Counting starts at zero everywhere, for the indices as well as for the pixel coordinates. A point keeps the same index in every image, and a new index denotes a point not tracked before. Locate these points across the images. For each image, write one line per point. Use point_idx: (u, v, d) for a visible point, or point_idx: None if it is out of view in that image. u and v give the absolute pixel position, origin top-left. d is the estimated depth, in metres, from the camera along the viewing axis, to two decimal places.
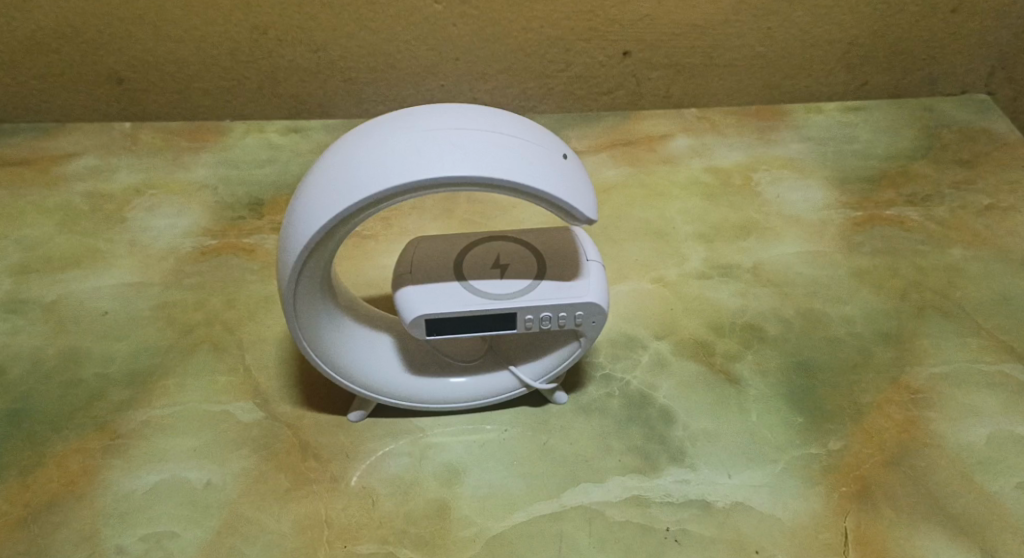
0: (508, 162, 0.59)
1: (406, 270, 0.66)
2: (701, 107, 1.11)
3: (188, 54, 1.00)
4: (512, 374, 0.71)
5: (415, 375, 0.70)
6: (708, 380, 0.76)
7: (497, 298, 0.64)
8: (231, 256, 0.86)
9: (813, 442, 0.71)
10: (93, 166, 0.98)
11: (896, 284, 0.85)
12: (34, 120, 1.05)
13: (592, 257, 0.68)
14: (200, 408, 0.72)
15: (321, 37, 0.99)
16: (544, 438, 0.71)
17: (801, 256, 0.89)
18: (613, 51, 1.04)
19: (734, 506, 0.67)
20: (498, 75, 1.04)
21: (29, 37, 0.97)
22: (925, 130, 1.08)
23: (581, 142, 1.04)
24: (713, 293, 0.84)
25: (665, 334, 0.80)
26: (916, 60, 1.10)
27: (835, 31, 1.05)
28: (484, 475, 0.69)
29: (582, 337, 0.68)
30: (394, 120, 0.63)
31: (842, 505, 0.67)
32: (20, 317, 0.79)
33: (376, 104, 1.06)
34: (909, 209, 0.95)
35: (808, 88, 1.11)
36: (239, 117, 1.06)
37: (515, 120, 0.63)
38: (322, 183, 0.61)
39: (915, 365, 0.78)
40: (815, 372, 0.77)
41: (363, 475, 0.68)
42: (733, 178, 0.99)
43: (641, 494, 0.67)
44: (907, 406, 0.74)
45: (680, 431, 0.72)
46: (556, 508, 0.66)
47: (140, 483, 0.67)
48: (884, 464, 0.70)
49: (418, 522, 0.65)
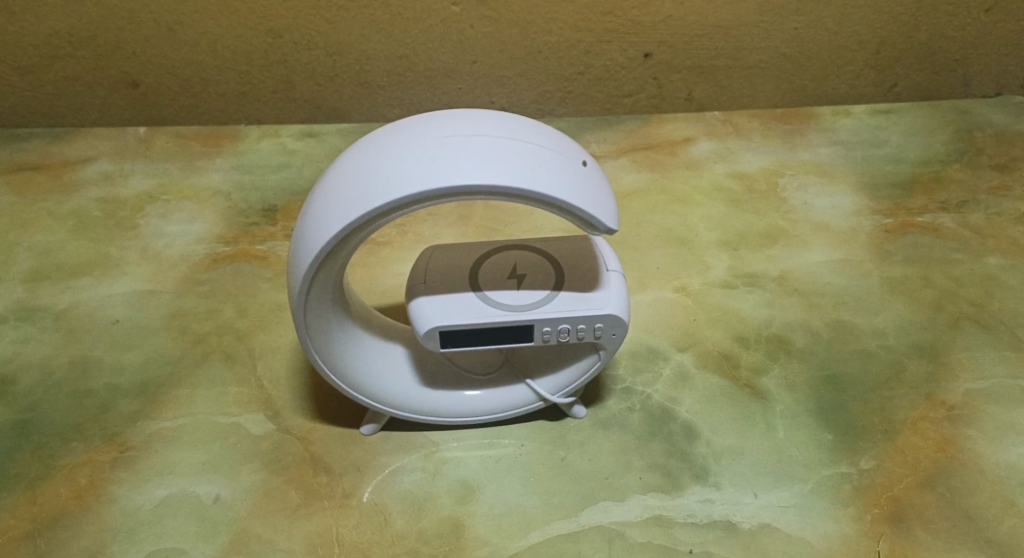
0: (526, 171, 0.57)
1: (419, 280, 0.64)
2: (725, 109, 1.08)
3: (203, 57, 0.98)
4: (528, 388, 0.68)
5: (428, 389, 0.68)
6: (732, 394, 0.73)
7: (513, 310, 0.62)
8: (245, 263, 0.85)
9: (843, 461, 0.68)
10: (107, 171, 0.97)
11: (930, 295, 0.82)
12: (49, 124, 1.04)
13: (612, 266, 0.66)
14: (210, 420, 0.70)
15: (337, 41, 0.97)
16: (562, 453, 0.69)
17: (830, 264, 0.85)
18: (635, 52, 1.01)
19: (761, 528, 0.64)
20: (516, 78, 1.02)
21: (44, 42, 0.96)
22: (959, 133, 1.04)
23: (601, 146, 1.02)
24: (738, 303, 0.81)
25: (687, 346, 0.77)
26: (949, 61, 1.07)
27: (864, 32, 1.02)
28: (500, 492, 0.66)
29: (602, 350, 0.66)
30: (407, 126, 0.60)
31: (874, 528, 0.64)
32: (31, 326, 0.78)
33: (392, 109, 1.05)
34: (943, 216, 0.91)
35: (835, 89, 1.08)
36: (254, 122, 1.05)
37: (533, 126, 0.61)
38: (333, 192, 0.59)
39: (950, 380, 0.74)
40: (844, 387, 0.74)
41: (376, 490, 0.66)
42: (758, 184, 0.96)
43: (662, 514, 0.65)
44: (942, 423, 0.71)
45: (703, 448, 0.69)
46: (575, 527, 0.64)
47: (149, 497, 0.65)
48: (919, 485, 0.66)
49: (432, 541, 0.63)
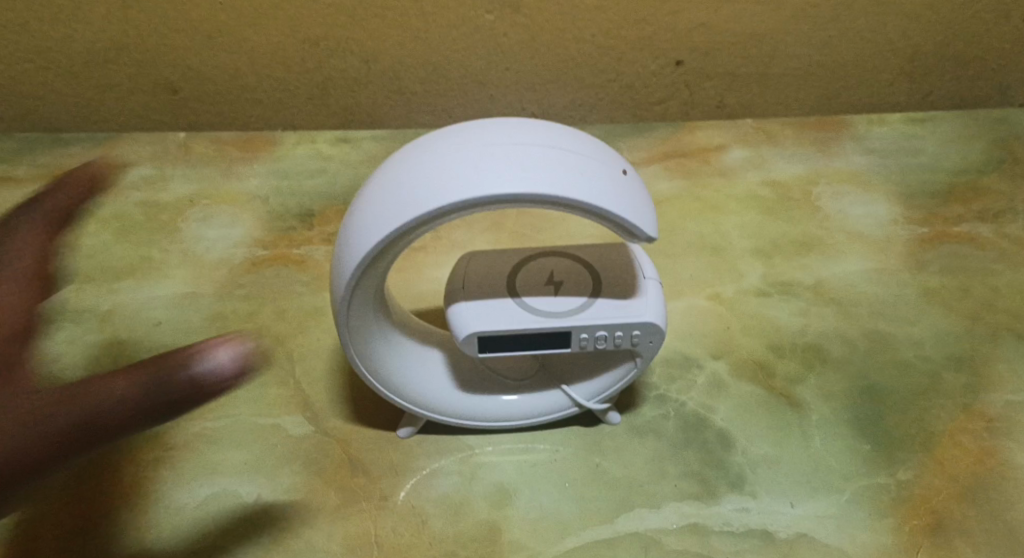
0: (567, 180, 0.58)
1: (458, 285, 0.65)
2: (757, 116, 1.08)
3: (241, 65, 1.00)
4: (564, 394, 0.69)
5: (465, 393, 0.69)
6: (768, 403, 0.73)
7: (551, 317, 0.63)
8: (282, 267, 0.86)
9: (881, 471, 0.68)
10: (148, 175, 0.99)
11: (968, 306, 0.81)
12: (92, 130, 1.06)
13: (649, 274, 0.66)
14: (251, 421, 0.72)
15: (372, 48, 0.98)
16: (597, 459, 0.69)
17: (866, 273, 0.85)
18: (667, 60, 1.01)
19: (798, 538, 0.64)
20: (548, 85, 1.03)
21: (87, 49, 0.98)
22: (995, 142, 1.03)
23: (633, 153, 1.02)
24: (772, 311, 0.81)
25: (722, 354, 0.77)
26: (985, 69, 1.06)
27: (899, 40, 1.01)
28: (536, 497, 0.67)
29: (638, 357, 0.66)
30: (448, 134, 0.61)
31: (914, 540, 0.63)
32: (77, 327, 0.80)
33: (425, 115, 1.06)
34: (980, 225, 0.90)
35: (868, 97, 1.07)
36: (290, 127, 1.07)
37: (573, 135, 0.62)
38: (377, 198, 0.60)
39: (989, 391, 0.74)
40: (881, 397, 0.73)
41: (412, 494, 0.67)
42: (792, 193, 0.96)
43: (698, 522, 0.65)
44: (982, 435, 0.70)
45: (739, 457, 0.69)
46: (610, 534, 0.64)
47: (192, 496, 0.66)
48: (958, 497, 0.66)
49: (469, 544, 0.64)
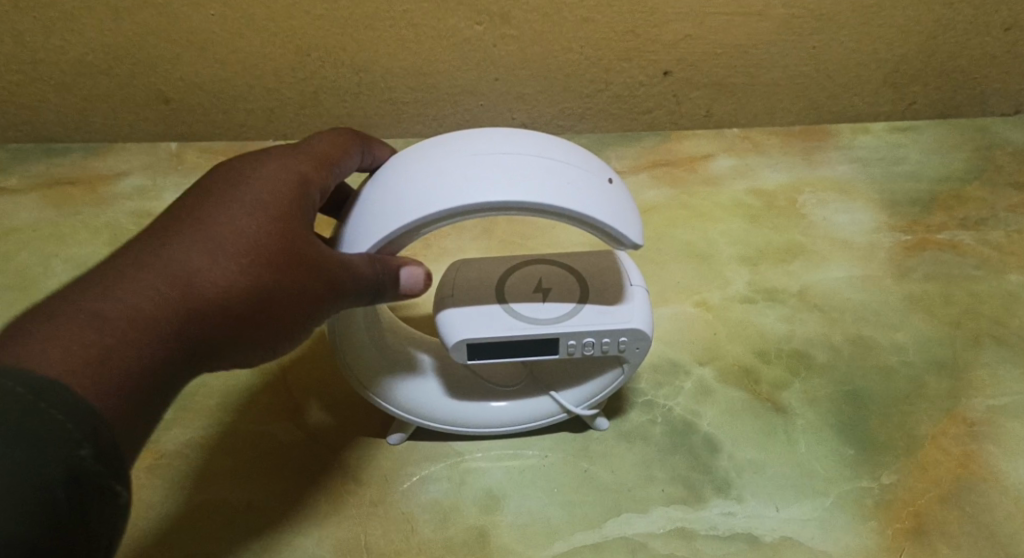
0: (553, 188, 0.59)
1: (447, 293, 0.66)
2: (743, 125, 1.10)
3: (232, 75, 1.01)
4: (552, 400, 0.70)
5: (455, 400, 0.69)
6: (754, 408, 0.74)
7: (539, 323, 0.64)
8: None
9: (865, 475, 0.69)
10: (139, 186, 1.01)
11: (951, 312, 0.83)
12: (85, 140, 1.07)
13: (635, 281, 0.67)
14: (242, 428, 0.72)
15: (363, 58, 0.99)
16: (586, 465, 0.70)
17: (850, 280, 0.86)
18: (654, 70, 1.02)
19: (782, 541, 0.65)
20: (537, 95, 1.04)
21: (79, 59, 0.99)
22: (978, 151, 1.05)
23: (622, 162, 1.03)
24: (759, 318, 0.82)
25: (708, 360, 0.78)
26: (967, 80, 1.07)
27: (883, 51, 1.03)
28: (525, 502, 0.67)
29: (625, 363, 0.67)
30: (438, 143, 0.62)
31: (897, 542, 0.64)
32: None
33: (416, 125, 1.07)
34: (963, 233, 0.92)
35: (853, 107, 1.09)
36: (281, 137, 1.08)
37: (561, 144, 0.63)
38: (368, 207, 0.61)
39: (972, 396, 0.75)
40: (865, 403, 0.74)
41: (402, 500, 0.67)
42: (778, 201, 0.97)
43: (685, 526, 0.65)
44: (964, 439, 0.71)
45: (725, 461, 0.70)
46: (598, 539, 0.65)
47: (183, 503, 0.67)
48: (941, 500, 0.67)
49: (458, 550, 0.64)
